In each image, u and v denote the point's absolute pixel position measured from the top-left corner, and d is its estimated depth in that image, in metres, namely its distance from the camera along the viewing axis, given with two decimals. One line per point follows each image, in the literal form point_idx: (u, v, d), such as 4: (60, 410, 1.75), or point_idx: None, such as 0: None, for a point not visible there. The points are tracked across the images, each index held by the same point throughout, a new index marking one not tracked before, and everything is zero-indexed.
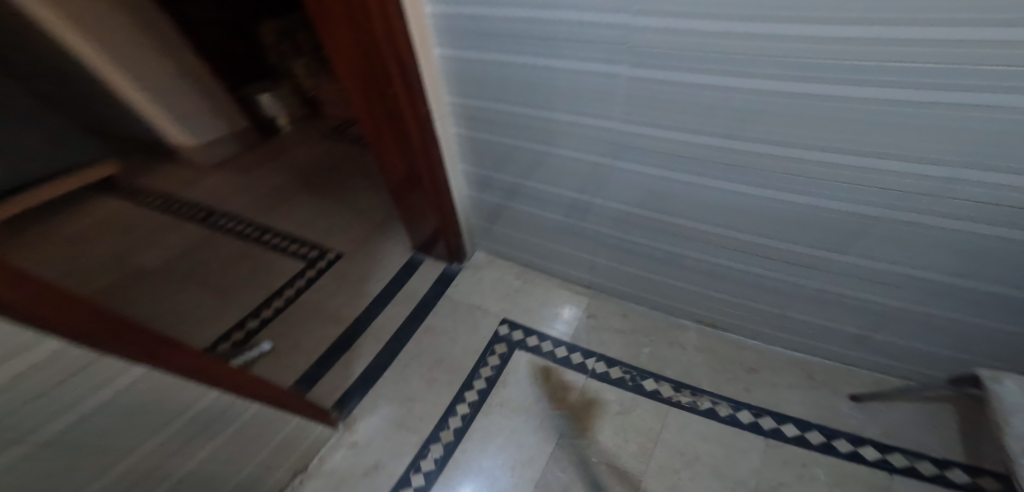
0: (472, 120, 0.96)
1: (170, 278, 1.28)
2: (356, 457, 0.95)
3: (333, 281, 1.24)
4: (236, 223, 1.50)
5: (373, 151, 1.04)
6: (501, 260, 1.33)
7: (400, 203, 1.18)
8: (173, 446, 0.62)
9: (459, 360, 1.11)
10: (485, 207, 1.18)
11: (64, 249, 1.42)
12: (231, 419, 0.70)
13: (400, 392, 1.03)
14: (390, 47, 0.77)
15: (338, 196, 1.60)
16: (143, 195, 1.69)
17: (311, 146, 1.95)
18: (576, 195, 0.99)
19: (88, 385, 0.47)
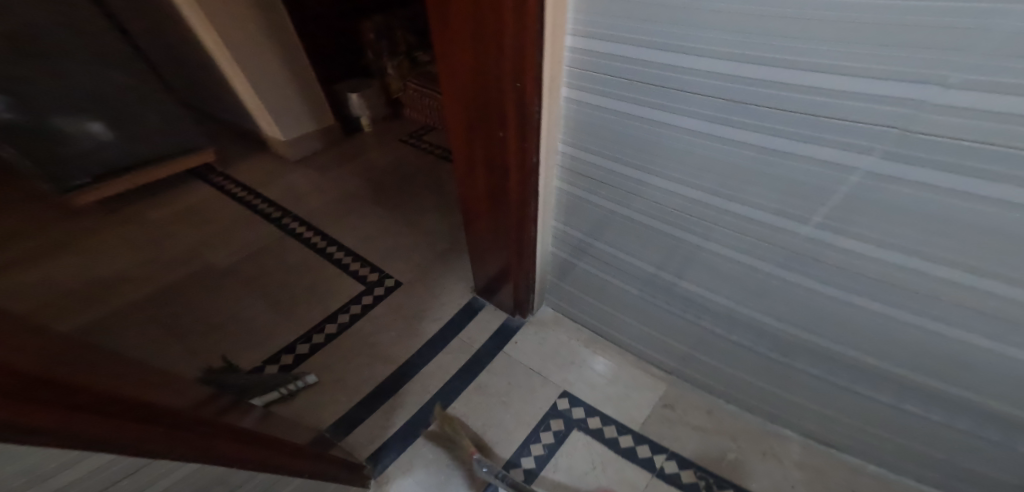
0: (581, 178, 0.82)
1: (232, 282, 1.28)
2: None
3: (389, 312, 1.18)
4: (303, 227, 1.50)
5: (461, 180, 0.96)
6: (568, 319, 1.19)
7: (476, 240, 1.08)
8: None
9: (508, 430, 0.97)
10: (560, 264, 1.06)
11: (155, 231, 1.51)
12: None
13: (439, 456, 0.92)
14: (515, 82, 0.66)
15: (406, 214, 1.55)
16: (229, 185, 1.76)
17: (387, 151, 1.93)
18: (677, 280, 0.83)
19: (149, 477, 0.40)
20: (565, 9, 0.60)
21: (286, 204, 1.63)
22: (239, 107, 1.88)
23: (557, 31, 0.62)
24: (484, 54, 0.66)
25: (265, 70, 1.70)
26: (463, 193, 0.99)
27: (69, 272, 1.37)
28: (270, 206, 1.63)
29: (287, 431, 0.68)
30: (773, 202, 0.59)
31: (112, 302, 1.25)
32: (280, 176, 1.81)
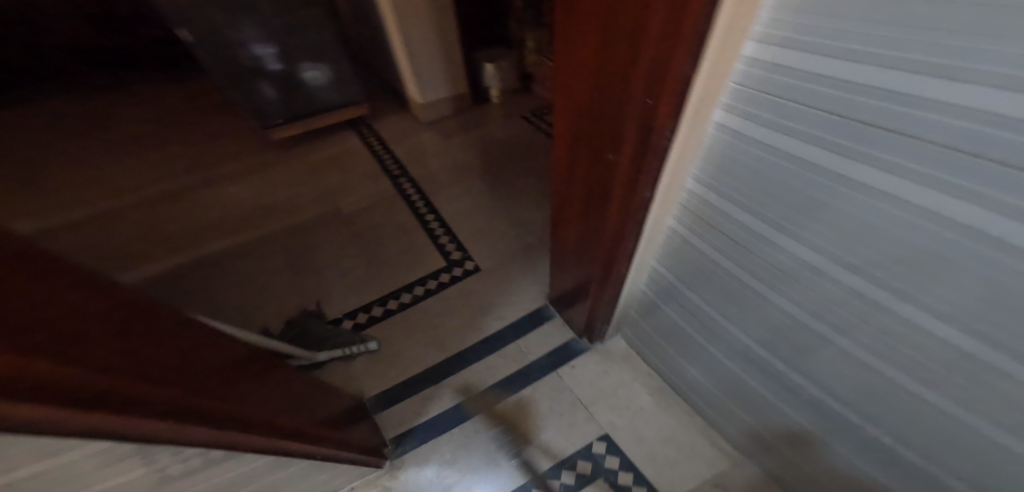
0: (704, 223, 0.68)
1: (344, 234, 1.46)
2: None
3: (459, 297, 1.22)
4: (413, 191, 1.61)
5: (561, 185, 0.85)
6: (634, 358, 1.08)
7: (561, 252, 0.99)
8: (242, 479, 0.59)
9: (531, 455, 0.94)
10: (647, 303, 0.94)
11: (307, 171, 1.79)
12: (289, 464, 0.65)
13: (459, 455, 0.95)
14: (645, 98, 0.51)
15: (503, 197, 1.54)
16: (371, 140, 1.96)
17: (506, 126, 1.92)
18: (781, 363, 0.68)
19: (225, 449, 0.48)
20: (755, 6, 0.44)
21: (407, 166, 1.75)
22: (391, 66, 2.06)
23: (733, 36, 0.46)
24: (617, 58, 0.52)
25: (420, 36, 1.78)
26: (559, 201, 0.88)
27: (238, 193, 1.69)
28: (394, 165, 1.78)
29: (331, 399, 0.77)
30: (975, 315, 0.41)
31: (264, 227, 1.53)
32: (409, 136, 1.95)
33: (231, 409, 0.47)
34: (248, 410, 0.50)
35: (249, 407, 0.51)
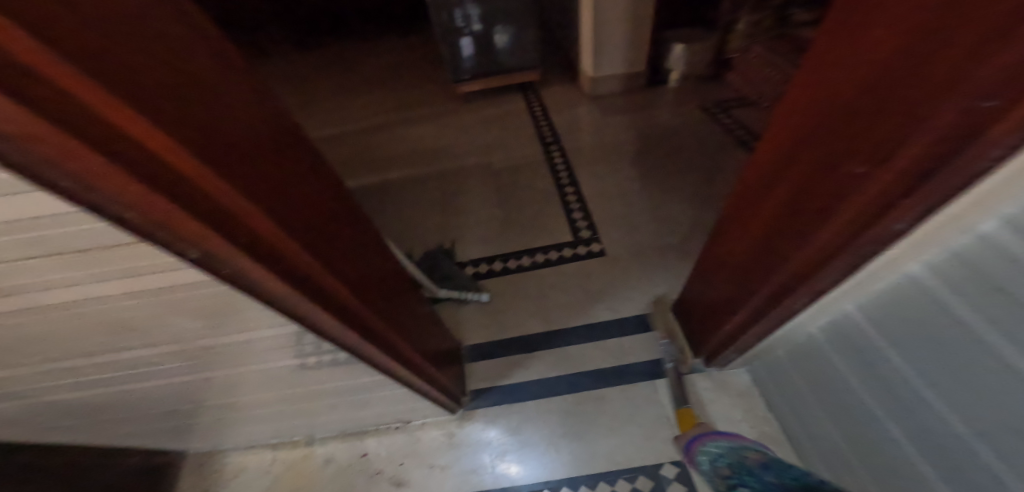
0: (980, 291, 0.41)
1: (484, 183, 1.46)
2: (444, 444, 0.88)
3: (574, 276, 1.10)
4: (559, 161, 1.53)
5: (742, 194, 0.62)
6: (750, 397, 0.88)
7: (714, 273, 0.76)
8: (321, 377, 0.62)
9: (595, 454, 0.83)
10: (812, 351, 0.70)
11: (463, 117, 1.79)
12: (359, 377, 0.65)
13: (519, 421, 0.87)
14: (983, 100, 0.29)
15: (652, 189, 1.38)
16: (531, 98, 1.87)
17: (676, 114, 1.72)
18: (964, 426, 0.45)
19: (361, 349, 0.52)
20: None
21: (562, 133, 1.66)
22: (567, 27, 1.92)
23: None
24: (935, 37, 0.29)
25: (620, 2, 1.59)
26: (733, 212, 0.66)
27: (397, 124, 1.78)
28: (546, 126, 1.71)
29: (435, 336, 0.81)
30: None
31: (413, 163, 1.58)
32: (567, 105, 1.82)
33: (362, 323, 0.49)
34: (371, 330, 0.52)
35: (371, 329, 0.52)
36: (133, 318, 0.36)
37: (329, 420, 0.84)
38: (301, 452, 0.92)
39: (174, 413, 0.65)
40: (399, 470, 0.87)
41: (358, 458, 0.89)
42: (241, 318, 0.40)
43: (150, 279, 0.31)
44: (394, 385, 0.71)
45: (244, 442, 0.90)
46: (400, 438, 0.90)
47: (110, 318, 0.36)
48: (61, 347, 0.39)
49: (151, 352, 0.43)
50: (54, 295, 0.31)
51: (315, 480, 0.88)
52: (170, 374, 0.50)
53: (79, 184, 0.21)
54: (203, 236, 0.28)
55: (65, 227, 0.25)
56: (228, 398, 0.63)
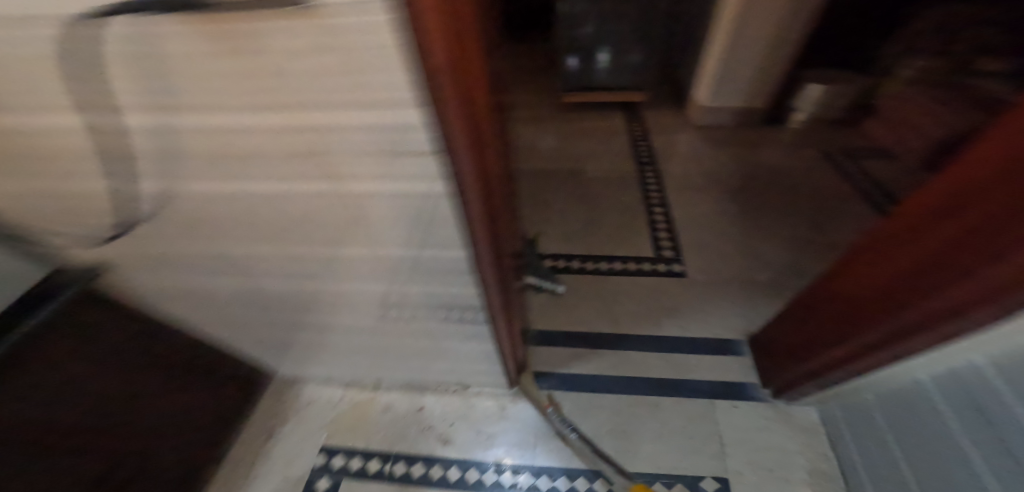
0: None
1: (576, 189, 1.48)
2: (495, 413, 0.87)
3: (648, 289, 1.07)
4: (652, 179, 1.52)
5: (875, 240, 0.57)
6: (816, 441, 0.79)
7: (820, 308, 0.68)
8: (403, 323, 0.68)
9: (637, 453, 0.79)
10: (908, 400, 0.61)
11: (566, 125, 1.84)
12: (441, 337, 0.72)
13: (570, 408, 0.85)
14: None
15: (750, 223, 1.32)
16: (632, 117, 1.87)
17: (788, 155, 1.63)
18: None
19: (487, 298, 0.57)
20: None
21: (660, 156, 1.64)
22: (687, 52, 1.90)
23: None
24: None
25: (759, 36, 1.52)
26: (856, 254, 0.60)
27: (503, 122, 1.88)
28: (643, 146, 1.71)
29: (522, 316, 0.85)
30: None
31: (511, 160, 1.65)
32: (670, 129, 1.79)
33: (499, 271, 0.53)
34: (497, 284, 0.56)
35: (498, 281, 0.56)
36: (368, 218, 0.41)
37: (396, 378, 0.90)
38: (366, 395, 0.91)
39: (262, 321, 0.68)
40: (447, 430, 0.85)
41: (414, 412, 0.88)
42: (419, 239, 0.44)
43: (376, 186, 0.37)
44: (486, 335, 0.70)
45: (320, 373, 0.89)
46: (454, 400, 0.90)
47: (308, 215, 0.41)
48: (238, 233, 0.45)
49: (336, 252, 0.48)
50: (352, 184, 0.37)
51: (373, 423, 0.87)
52: (286, 270, 0.52)
53: (430, 89, 0.27)
54: (459, 155, 0.33)
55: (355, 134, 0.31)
56: (321, 317, 0.66)
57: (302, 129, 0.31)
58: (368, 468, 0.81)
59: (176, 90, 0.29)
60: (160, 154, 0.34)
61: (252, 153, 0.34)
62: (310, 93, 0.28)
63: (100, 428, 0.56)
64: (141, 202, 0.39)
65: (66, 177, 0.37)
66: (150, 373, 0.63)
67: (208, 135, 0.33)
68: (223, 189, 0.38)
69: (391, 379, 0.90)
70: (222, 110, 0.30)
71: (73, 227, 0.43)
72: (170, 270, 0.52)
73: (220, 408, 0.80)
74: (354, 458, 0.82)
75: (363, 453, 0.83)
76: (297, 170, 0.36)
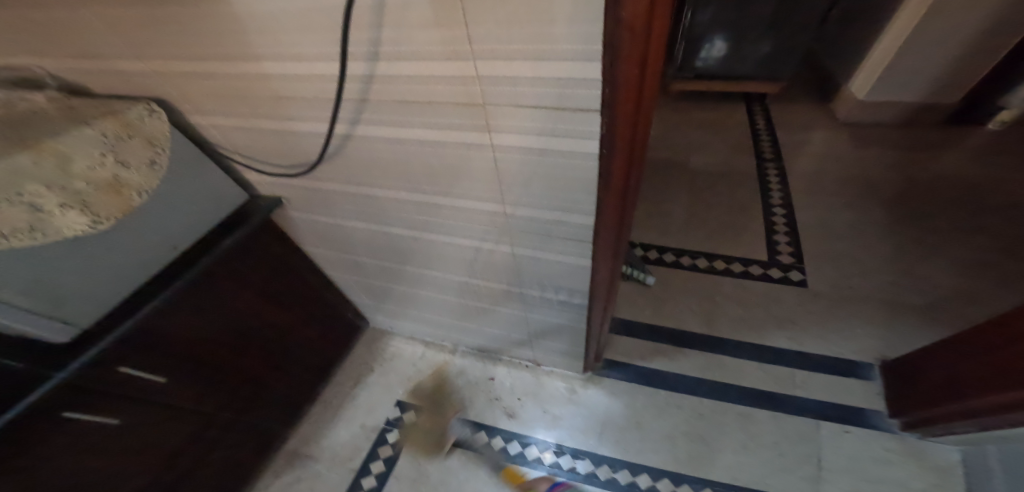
0: None
1: (682, 182, 1.38)
2: (563, 395, 0.87)
3: (754, 294, 0.96)
4: (775, 178, 1.35)
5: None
6: (949, 485, 0.65)
7: (998, 348, 0.54)
8: (491, 289, 0.71)
9: (716, 461, 0.73)
10: None
11: (676, 112, 1.70)
12: (531, 311, 0.73)
13: (644, 403, 0.82)
14: None
15: (901, 238, 1.10)
16: (756, 109, 1.68)
17: (965, 163, 1.32)
18: None
19: (594, 276, 0.56)
20: None
21: (786, 154, 1.44)
22: (842, 36, 1.62)
23: None
24: None
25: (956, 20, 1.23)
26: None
27: None
28: (768, 140, 1.52)
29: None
30: None
31: None
32: (805, 123, 1.56)
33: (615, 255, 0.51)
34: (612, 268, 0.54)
35: (611, 266, 0.53)
36: (504, 172, 0.43)
37: (478, 344, 0.94)
38: (443, 358, 0.98)
39: (372, 270, 0.77)
40: (512, 404, 0.88)
41: (486, 380, 0.93)
42: (537, 196, 0.45)
43: (518, 137, 0.38)
44: (579, 313, 0.68)
45: (409, 329, 0.98)
46: (525, 376, 0.92)
47: (431, 166, 0.45)
48: (367, 181, 0.51)
49: (462, 204, 0.50)
50: (502, 137, 0.39)
51: (448, 386, 0.93)
52: (396, 224, 0.59)
53: (611, 46, 0.27)
54: (620, 111, 0.31)
55: (520, 77, 0.32)
56: (418, 268, 0.71)
57: (477, 78, 0.33)
58: (435, 427, 0.87)
59: (372, 39, 0.33)
60: (354, 100, 0.40)
61: (425, 102, 0.37)
62: (498, 42, 0.30)
63: (248, 338, 0.68)
64: (333, 143, 0.46)
65: (289, 118, 0.44)
66: (286, 295, 0.74)
67: (395, 84, 0.36)
68: (369, 133, 0.43)
69: (472, 346, 0.96)
70: (415, 58, 0.33)
71: (281, 159, 0.51)
72: (316, 207, 0.60)
73: (328, 352, 0.92)
74: (424, 416, 0.89)
75: (432, 413, 0.89)
76: (458, 121, 0.38)
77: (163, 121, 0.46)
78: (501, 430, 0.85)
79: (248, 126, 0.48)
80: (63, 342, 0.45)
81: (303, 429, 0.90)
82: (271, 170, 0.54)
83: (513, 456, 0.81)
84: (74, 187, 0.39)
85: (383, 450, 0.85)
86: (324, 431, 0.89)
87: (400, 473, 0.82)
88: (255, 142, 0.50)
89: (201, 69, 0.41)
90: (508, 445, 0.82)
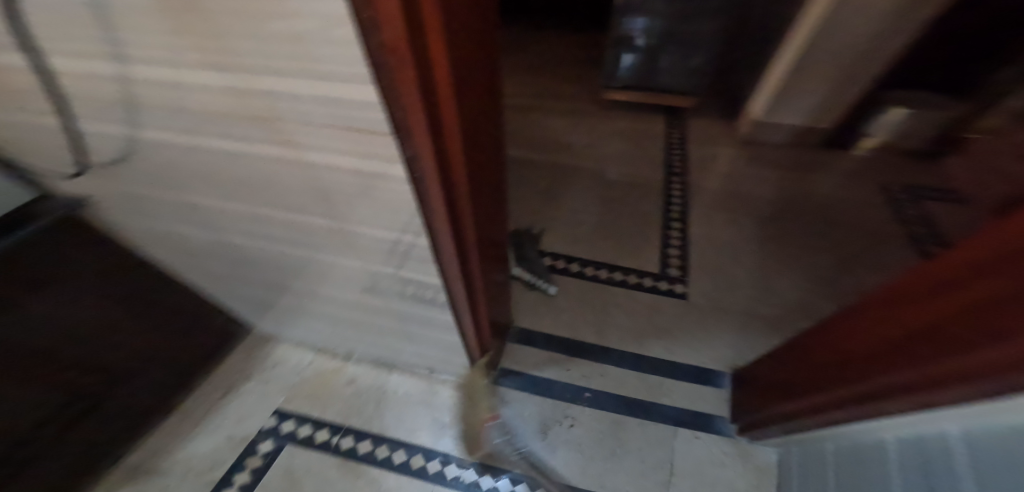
0: None
1: (594, 190, 1.43)
2: (454, 404, 0.86)
3: (641, 305, 1.02)
4: (677, 191, 1.44)
5: (872, 310, 0.49)
6: (766, 483, 0.74)
7: (797, 359, 0.62)
8: (365, 299, 0.68)
9: (584, 472, 0.76)
10: (856, 457, 0.54)
11: (597, 120, 1.76)
12: (416, 320, 0.72)
13: (529, 412, 0.84)
14: None
15: (772, 254, 1.22)
16: (673, 123, 1.78)
17: (835, 186, 1.49)
18: None
19: (446, 284, 0.57)
20: None
21: (692, 169, 1.55)
22: (750, 62, 1.76)
23: None
24: None
25: (827, 58, 1.39)
26: (851, 326, 0.52)
27: (536, 106, 1.82)
28: (678, 154, 1.62)
29: (499, 307, 0.86)
30: None
31: (534, 149, 1.60)
32: (711, 141, 1.68)
33: (464, 259, 0.53)
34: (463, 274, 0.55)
35: (463, 272, 0.55)
36: (325, 189, 0.42)
37: (371, 352, 0.90)
38: (335, 365, 0.93)
39: (242, 275, 0.69)
40: (401, 412, 0.86)
41: (377, 388, 0.89)
42: (353, 211, 0.44)
43: (316, 152, 0.37)
44: (446, 323, 0.69)
45: (297, 335, 0.92)
46: (417, 381, 0.90)
47: (242, 175, 0.43)
48: (184, 186, 0.48)
49: (309, 220, 0.49)
50: (306, 152, 0.37)
51: (334, 393, 0.89)
52: (264, 234, 0.55)
53: (381, 71, 0.26)
54: (417, 135, 0.32)
55: (295, 94, 0.30)
56: (305, 282, 0.67)
57: (251, 91, 0.31)
58: (314, 437, 0.82)
59: (117, 40, 0.29)
60: (123, 102, 0.36)
61: (211, 113, 0.35)
62: (250, 56, 0.28)
63: (49, 365, 0.59)
64: (125, 145, 0.43)
65: (75, 117, 0.40)
66: (117, 305, 0.65)
67: (161, 88, 0.34)
68: (156, 137, 0.41)
69: (367, 354, 0.92)
70: (168, 65, 0.31)
71: (67, 155, 0.45)
72: (136, 209, 0.55)
73: (187, 360, 0.84)
74: (304, 426, 0.84)
75: (313, 422, 0.84)
76: (253, 135, 0.37)
77: None
78: (384, 438, 0.83)
79: (26, 121, 0.42)
80: None
81: (153, 441, 0.82)
82: (58, 168, 0.48)
83: (396, 468, 0.79)
84: None
85: (250, 461, 0.80)
86: (180, 442, 0.82)
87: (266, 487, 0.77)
88: (33, 136, 0.44)
89: None
90: (394, 456, 0.80)
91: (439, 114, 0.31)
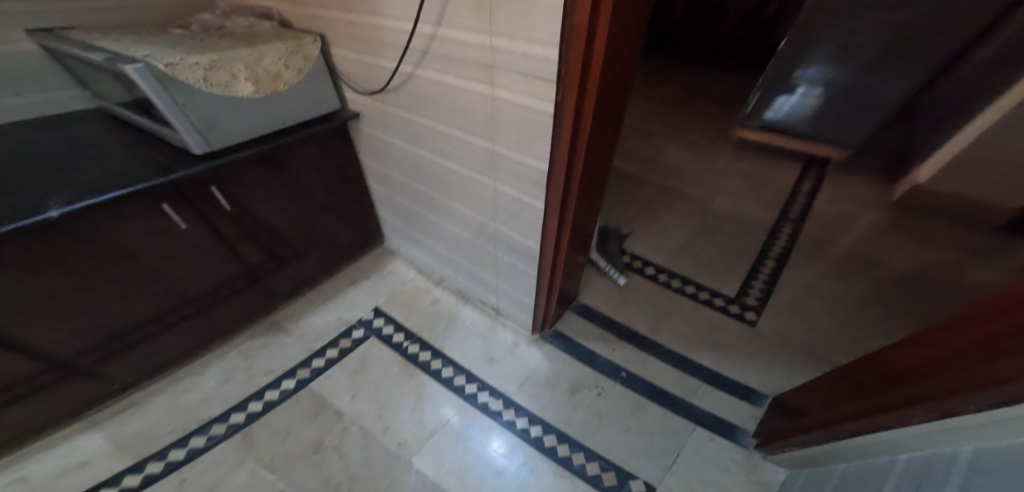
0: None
1: (694, 212, 1.43)
2: (505, 346, 0.98)
3: (705, 317, 1.02)
4: (786, 232, 1.36)
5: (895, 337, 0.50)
6: None
7: (827, 379, 0.60)
8: (479, 227, 0.88)
9: (593, 433, 0.82)
10: (861, 473, 0.51)
11: (719, 151, 1.74)
12: (510, 260, 0.88)
13: (565, 372, 0.92)
14: None
15: (881, 318, 1.08)
16: (814, 171, 1.59)
17: (1001, 273, 1.23)
18: None
19: (549, 219, 0.73)
20: None
21: (814, 216, 1.43)
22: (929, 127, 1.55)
23: None
24: None
25: None
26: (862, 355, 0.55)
27: (662, 130, 1.87)
28: (800, 196, 1.51)
29: (571, 283, 0.95)
30: None
31: (646, 165, 1.66)
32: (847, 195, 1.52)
33: (568, 198, 0.68)
34: (564, 213, 0.71)
35: (560, 209, 0.70)
36: (498, 120, 0.66)
37: (457, 283, 1.10)
38: (426, 286, 1.14)
39: (410, 187, 0.98)
40: (462, 338, 1.01)
41: (452, 313, 1.06)
42: (508, 135, 0.66)
43: (506, 89, 0.60)
44: (533, 266, 0.84)
45: (412, 255, 1.17)
46: (483, 317, 1.05)
47: (456, 107, 0.70)
48: (417, 105, 0.77)
49: (473, 142, 0.73)
50: (500, 91, 0.61)
51: (420, 305, 1.09)
52: (440, 152, 0.82)
53: (569, 20, 0.48)
54: (570, 66, 0.51)
55: (513, 46, 0.55)
56: (443, 199, 0.91)
57: (490, 48, 0.57)
58: (392, 337, 1.02)
59: (442, 15, 0.59)
60: (420, 52, 0.67)
61: (461, 61, 0.63)
62: (502, 24, 0.54)
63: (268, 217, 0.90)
64: (404, 78, 0.74)
65: (384, 58, 0.74)
66: (325, 187, 0.99)
67: (449, 45, 0.62)
68: (427, 77, 0.70)
69: (457, 287, 1.11)
70: (458, 31, 0.60)
71: (369, 84, 0.82)
72: (379, 124, 0.90)
73: (334, 255, 1.12)
74: (389, 325, 1.04)
75: (395, 325, 1.04)
76: (473, 77, 0.63)
77: (313, 47, 0.80)
78: (443, 350, 0.99)
79: (365, 59, 0.78)
80: (200, 154, 0.72)
81: (289, 309, 1.09)
82: (365, 89, 0.84)
83: (441, 376, 0.94)
84: (253, 71, 0.71)
85: (342, 343, 1.01)
86: (305, 315, 1.08)
87: (346, 364, 0.97)
88: (366, 69, 0.80)
89: (353, 19, 0.73)
90: (445, 369, 0.95)
91: (594, 58, 0.50)
